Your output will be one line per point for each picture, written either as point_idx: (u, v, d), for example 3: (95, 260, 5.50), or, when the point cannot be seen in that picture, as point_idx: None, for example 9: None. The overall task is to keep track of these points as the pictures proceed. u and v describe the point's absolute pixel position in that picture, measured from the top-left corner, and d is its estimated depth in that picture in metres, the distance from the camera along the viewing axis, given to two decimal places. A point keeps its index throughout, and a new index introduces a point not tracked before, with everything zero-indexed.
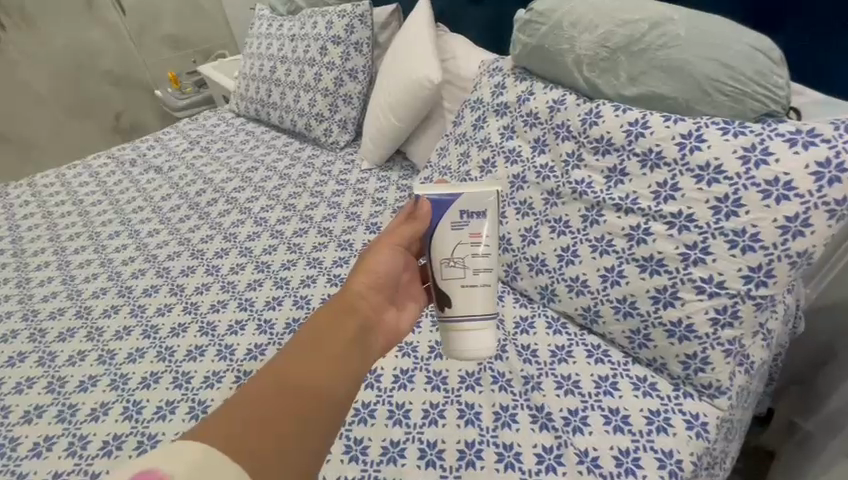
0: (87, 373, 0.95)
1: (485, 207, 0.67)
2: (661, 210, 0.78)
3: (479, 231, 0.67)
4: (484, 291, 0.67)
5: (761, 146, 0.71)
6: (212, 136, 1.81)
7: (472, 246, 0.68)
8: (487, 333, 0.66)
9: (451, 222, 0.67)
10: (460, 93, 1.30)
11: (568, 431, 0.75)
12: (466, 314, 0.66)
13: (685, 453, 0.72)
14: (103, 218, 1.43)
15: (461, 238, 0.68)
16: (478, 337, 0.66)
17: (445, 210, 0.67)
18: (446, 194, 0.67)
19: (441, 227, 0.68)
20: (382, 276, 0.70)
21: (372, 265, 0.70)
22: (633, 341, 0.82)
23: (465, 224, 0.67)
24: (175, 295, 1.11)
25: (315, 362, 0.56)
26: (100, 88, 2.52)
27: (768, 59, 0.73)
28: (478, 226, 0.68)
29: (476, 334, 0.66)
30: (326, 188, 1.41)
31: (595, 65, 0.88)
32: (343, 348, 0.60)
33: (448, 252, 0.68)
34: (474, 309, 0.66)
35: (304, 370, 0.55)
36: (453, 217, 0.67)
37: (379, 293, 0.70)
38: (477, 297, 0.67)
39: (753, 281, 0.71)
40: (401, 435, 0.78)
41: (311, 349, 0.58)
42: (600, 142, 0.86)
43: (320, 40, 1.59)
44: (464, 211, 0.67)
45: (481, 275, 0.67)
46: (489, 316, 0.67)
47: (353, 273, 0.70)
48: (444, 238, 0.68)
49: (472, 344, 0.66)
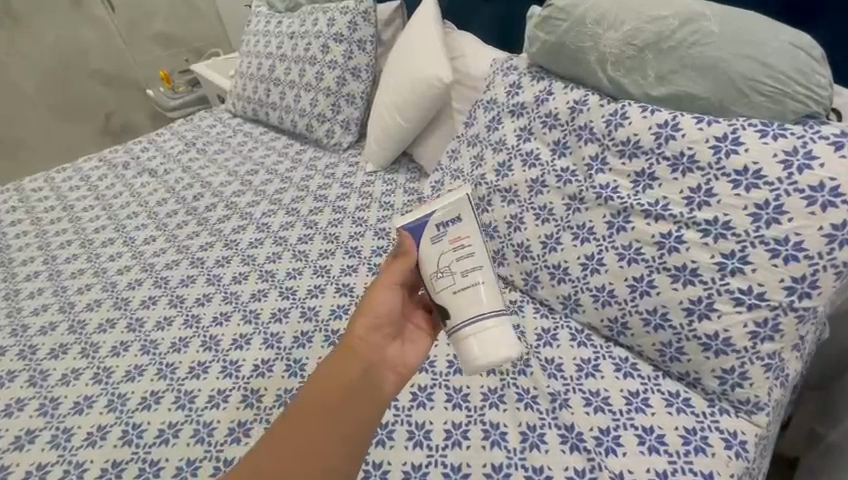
0: (82, 394, 0.89)
1: (459, 211, 0.63)
2: (695, 216, 0.74)
3: (460, 235, 0.62)
4: (480, 291, 0.61)
5: (803, 150, 0.68)
6: (208, 137, 1.75)
7: (456, 252, 0.62)
8: (498, 330, 0.59)
9: (429, 239, 0.62)
10: (471, 93, 1.25)
11: (600, 453, 0.70)
12: (468, 318, 0.60)
13: (726, 474, 0.68)
14: (95, 224, 1.37)
15: (442, 250, 0.62)
16: (486, 339, 0.59)
17: (422, 230, 0.62)
18: (416, 216, 0.63)
19: (422, 246, 0.62)
20: (384, 311, 0.63)
21: (371, 307, 0.63)
22: (664, 354, 0.77)
23: (443, 235, 0.62)
24: (176, 307, 1.05)
25: (322, 403, 0.54)
26: (90, 88, 2.43)
27: (809, 57, 0.70)
28: (458, 231, 0.62)
29: (484, 336, 0.59)
30: (330, 191, 1.36)
31: (621, 63, 0.84)
32: (350, 384, 0.57)
33: (433, 265, 0.62)
34: (475, 310, 0.60)
35: (312, 414, 0.54)
36: (429, 232, 0.62)
37: (383, 329, 0.63)
38: (474, 298, 0.60)
39: (796, 292, 0.68)
40: (423, 459, 0.73)
41: (317, 389, 0.56)
42: (627, 144, 0.82)
43: (321, 37, 1.53)
44: (440, 223, 0.62)
45: (472, 275, 0.61)
46: (494, 313, 0.60)
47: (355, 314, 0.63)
48: (428, 256, 0.62)
49: (482, 349, 0.59)
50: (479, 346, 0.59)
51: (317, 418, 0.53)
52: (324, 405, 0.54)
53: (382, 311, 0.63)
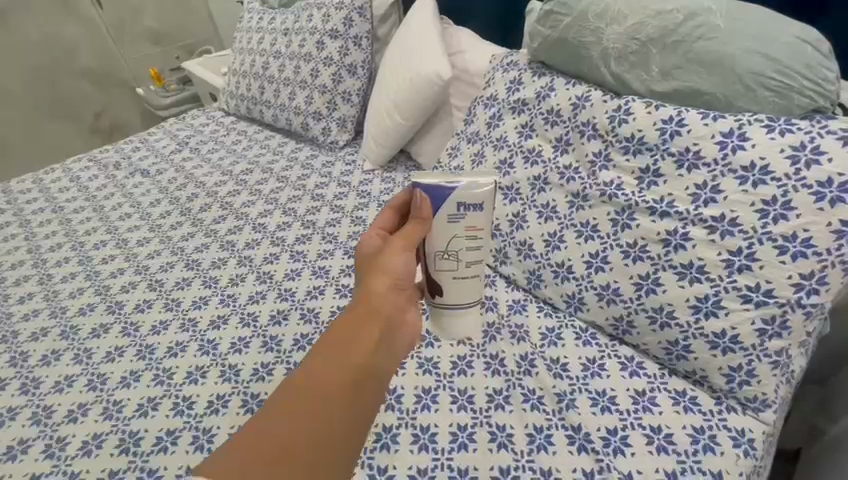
0: (77, 401, 0.87)
1: (484, 198, 0.62)
2: (701, 214, 0.73)
3: (476, 224, 0.63)
4: (474, 282, 0.66)
5: (811, 145, 0.68)
6: (201, 136, 1.72)
7: (466, 240, 0.63)
8: (470, 317, 0.68)
9: (447, 214, 0.62)
10: (470, 90, 1.25)
11: (609, 453, 0.69)
12: (452, 304, 0.67)
13: (735, 473, 0.67)
14: (87, 226, 1.34)
15: (456, 231, 0.63)
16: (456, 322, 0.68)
17: (442, 202, 0.61)
18: (443, 183, 0.61)
19: (438, 218, 0.62)
20: (397, 272, 0.59)
21: (390, 268, 0.58)
22: (671, 352, 0.76)
23: (462, 217, 0.62)
24: (171, 310, 1.02)
25: (336, 374, 0.48)
26: (76, 87, 2.38)
27: (816, 52, 0.70)
28: (475, 220, 0.62)
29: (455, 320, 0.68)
30: (328, 190, 1.34)
31: (624, 59, 0.83)
32: (366, 350, 0.51)
33: (444, 244, 0.63)
34: (459, 300, 0.66)
35: (324, 385, 0.47)
36: (450, 210, 0.62)
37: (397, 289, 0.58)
38: (466, 285, 0.66)
39: (804, 289, 0.67)
40: (429, 463, 0.72)
41: (327, 358, 0.49)
42: (631, 141, 0.81)
43: (316, 34, 1.50)
44: (462, 203, 0.61)
45: (473, 267, 0.65)
46: (470, 305, 0.67)
47: (371, 273, 0.58)
48: (438, 231, 0.63)
49: (452, 327, 0.68)
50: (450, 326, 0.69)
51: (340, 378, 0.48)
52: (338, 374, 0.48)
53: (396, 271, 0.59)
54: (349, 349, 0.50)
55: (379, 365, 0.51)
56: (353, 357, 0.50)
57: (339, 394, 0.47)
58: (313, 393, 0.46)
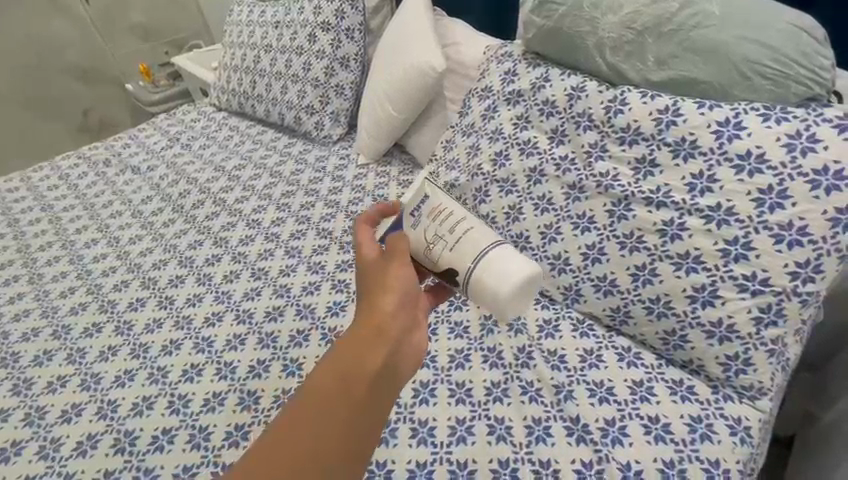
0: (70, 401, 0.86)
1: (425, 190, 0.68)
2: (698, 204, 0.73)
3: (435, 206, 0.66)
4: (470, 237, 0.63)
5: (806, 133, 0.68)
6: (193, 132, 1.69)
7: (438, 218, 0.65)
8: (505, 254, 0.62)
9: (409, 224, 0.67)
10: (465, 81, 1.23)
11: (607, 444, 0.69)
12: (476, 259, 0.62)
13: (733, 462, 0.67)
14: (77, 224, 1.31)
15: (425, 224, 0.66)
16: (498, 269, 0.60)
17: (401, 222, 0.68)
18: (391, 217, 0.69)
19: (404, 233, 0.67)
20: (407, 273, 0.55)
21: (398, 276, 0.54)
22: (668, 342, 0.76)
23: (421, 214, 0.66)
24: (165, 308, 1.01)
25: (340, 378, 0.45)
26: (65, 84, 2.34)
27: (811, 40, 0.69)
28: (431, 205, 0.67)
29: (495, 267, 0.61)
30: (322, 185, 1.32)
31: (620, 48, 0.82)
32: (372, 354, 0.47)
33: (424, 240, 0.65)
34: (477, 249, 0.62)
35: (328, 391, 0.44)
36: (408, 220, 0.67)
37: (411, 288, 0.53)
38: (469, 249, 0.62)
39: (800, 277, 0.68)
40: (428, 457, 0.72)
41: (332, 361, 0.46)
42: (627, 132, 0.81)
43: (308, 26, 1.49)
44: (412, 209, 0.67)
45: (459, 229, 0.64)
46: (494, 244, 0.62)
47: (379, 282, 0.54)
48: (414, 236, 0.66)
49: (499, 277, 0.60)
50: (497, 276, 0.60)
51: (343, 389, 0.44)
52: (343, 379, 0.45)
53: (406, 274, 0.55)
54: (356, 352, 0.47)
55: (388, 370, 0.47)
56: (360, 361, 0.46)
57: (343, 400, 0.44)
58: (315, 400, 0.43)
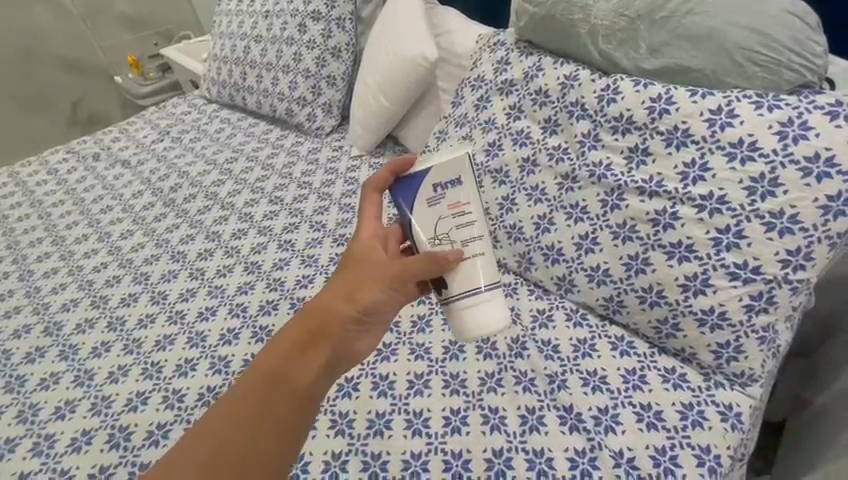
0: (64, 398, 0.86)
1: (459, 172, 0.63)
2: (691, 193, 0.73)
3: (459, 200, 0.62)
4: (480, 263, 0.62)
5: (798, 121, 0.67)
6: (183, 125, 1.67)
7: (455, 218, 0.62)
8: (491, 305, 0.61)
9: (426, 204, 0.63)
10: (458, 71, 1.21)
11: (600, 432, 0.70)
12: (467, 289, 0.61)
13: (723, 447, 0.68)
14: (67, 220, 1.30)
15: (441, 212, 0.62)
16: (480, 313, 0.61)
17: (420, 189, 0.63)
18: (421, 168, 0.63)
19: (417, 207, 0.63)
20: (376, 272, 0.57)
21: (375, 280, 0.56)
22: (660, 331, 0.76)
23: (442, 198, 0.62)
24: (158, 304, 1.00)
25: (285, 366, 0.50)
26: (51, 76, 2.29)
27: (803, 25, 0.70)
28: (457, 197, 0.62)
29: (478, 310, 0.61)
30: (314, 178, 1.31)
31: (613, 36, 0.82)
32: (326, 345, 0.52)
33: (431, 230, 0.62)
34: (474, 283, 0.61)
35: (280, 372, 0.49)
36: (428, 193, 0.63)
37: (376, 293, 0.55)
38: (471, 270, 0.61)
39: (791, 265, 0.68)
40: (422, 447, 0.72)
41: (291, 345, 0.51)
42: (619, 120, 0.80)
43: (298, 16, 1.47)
44: (438, 184, 0.63)
45: (472, 245, 0.62)
46: (491, 287, 0.62)
47: (358, 280, 0.56)
48: (424, 217, 0.62)
49: (476, 320, 0.61)
50: (480, 317, 0.61)
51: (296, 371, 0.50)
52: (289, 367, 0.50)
53: (373, 272, 0.57)
54: (302, 342, 0.51)
55: (331, 366, 0.52)
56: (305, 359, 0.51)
57: (286, 390, 0.49)
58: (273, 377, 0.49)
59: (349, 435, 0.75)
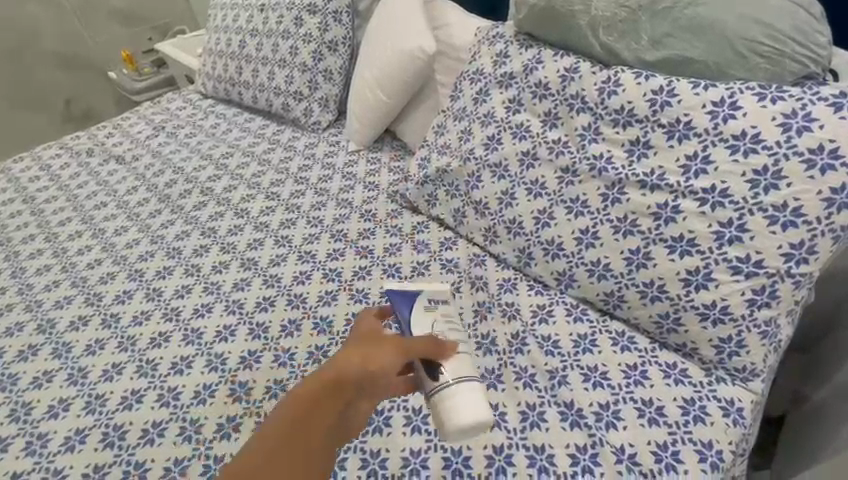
0: (57, 396, 0.84)
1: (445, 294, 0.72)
2: (692, 186, 0.72)
3: (448, 315, 0.69)
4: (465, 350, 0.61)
5: (802, 112, 0.66)
6: (178, 120, 1.65)
7: (445, 325, 0.67)
8: (473, 397, 0.56)
9: (422, 308, 0.68)
10: (456, 65, 1.19)
11: (601, 428, 0.69)
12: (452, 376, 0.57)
13: (725, 443, 0.67)
14: (60, 216, 1.28)
15: (434, 320, 0.67)
16: (462, 401, 0.56)
17: (413, 301, 0.69)
18: (413, 287, 0.72)
19: (412, 313, 0.68)
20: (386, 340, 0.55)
21: (385, 346, 0.54)
22: (661, 326, 0.76)
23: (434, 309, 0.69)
24: (153, 301, 0.99)
25: (301, 424, 0.47)
26: (44, 70, 2.26)
27: (807, 16, 0.69)
28: (445, 312, 0.70)
29: (459, 399, 0.56)
30: (311, 173, 1.29)
31: (614, 27, 0.81)
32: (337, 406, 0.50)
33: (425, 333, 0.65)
34: (458, 370, 0.58)
35: (295, 431, 0.47)
36: (421, 302, 0.69)
37: (389, 355, 0.53)
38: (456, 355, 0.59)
39: (794, 258, 0.67)
40: (422, 445, 0.71)
41: (305, 404, 0.48)
42: (620, 113, 0.79)
43: (294, 9, 1.45)
44: (431, 298, 0.70)
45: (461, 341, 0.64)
46: (473, 377, 0.58)
47: (369, 346, 0.54)
48: (420, 323, 0.67)
49: (457, 410, 0.55)
50: (461, 407, 0.55)
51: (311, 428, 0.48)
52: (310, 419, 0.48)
53: (383, 340, 0.55)
54: (317, 397, 0.49)
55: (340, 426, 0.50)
56: (316, 418, 0.48)
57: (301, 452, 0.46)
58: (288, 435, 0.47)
59: None
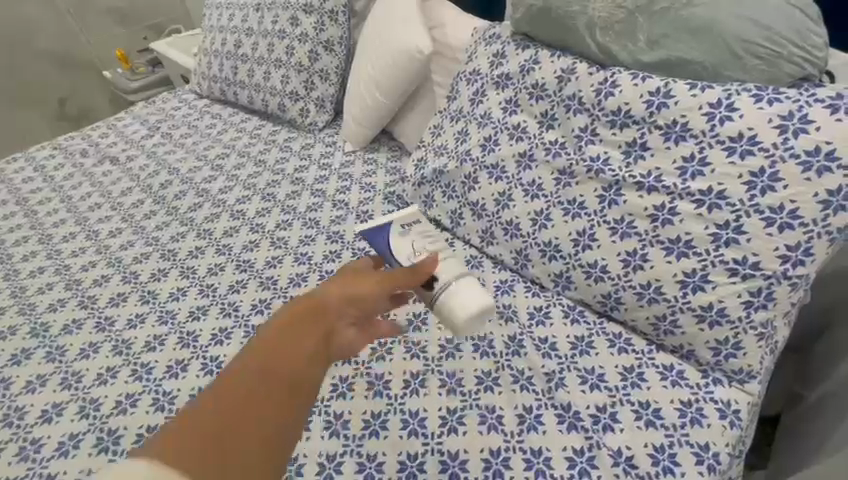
0: (50, 401, 0.84)
1: (415, 218, 0.79)
2: (689, 188, 0.72)
3: (424, 231, 0.77)
4: (449, 257, 0.69)
5: (799, 114, 0.66)
6: (173, 120, 1.64)
7: (427, 242, 0.74)
8: (470, 289, 0.65)
9: (397, 233, 0.75)
10: (452, 65, 1.19)
11: (598, 430, 0.69)
12: (445, 280, 0.65)
13: (722, 445, 0.67)
14: (54, 218, 1.27)
15: (413, 239, 0.74)
16: (461, 296, 0.64)
17: (387, 229, 0.76)
18: (384, 220, 0.77)
19: (392, 240, 0.74)
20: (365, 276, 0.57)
21: (366, 279, 0.56)
22: (658, 328, 0.76)
23: (408, 230, 0.75)
24: (148, 303, 0.98)
25: (287, 348, 0.45)
26: (39, 69, 2.24)
27: (804, 17, 0.68)
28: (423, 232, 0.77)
29: (458, 294, 0.64)
30: (308, 174, 1.28)
31: (611, 28, 0.80)
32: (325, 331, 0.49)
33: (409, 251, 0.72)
34: (448, 273, 0.66)
35: (281, 358, 0.44)
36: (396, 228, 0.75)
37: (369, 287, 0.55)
38: (444, 264, 0.67)
39: (791, 260, 0.67)
40: (419, 448, 0.71)
41: (288, 332, 0.47)
42: (617, 115, 0.79)
43: (290, 9, 1.44)
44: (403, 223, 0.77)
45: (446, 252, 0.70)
46: (463, 274, 0.66)
47: (348, 280, 0.55)
48: (401, 246, 0.73)
49: (461, 303, 0.64)
50: (462, 300, 0.64)
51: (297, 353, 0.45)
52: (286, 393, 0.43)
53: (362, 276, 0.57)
54: (297, 326, 0.48)
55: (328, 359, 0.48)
56: (303, 341, 0.47)
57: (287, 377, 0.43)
58: (273, 362, 0.44)
59: (343, 436, 0.74)
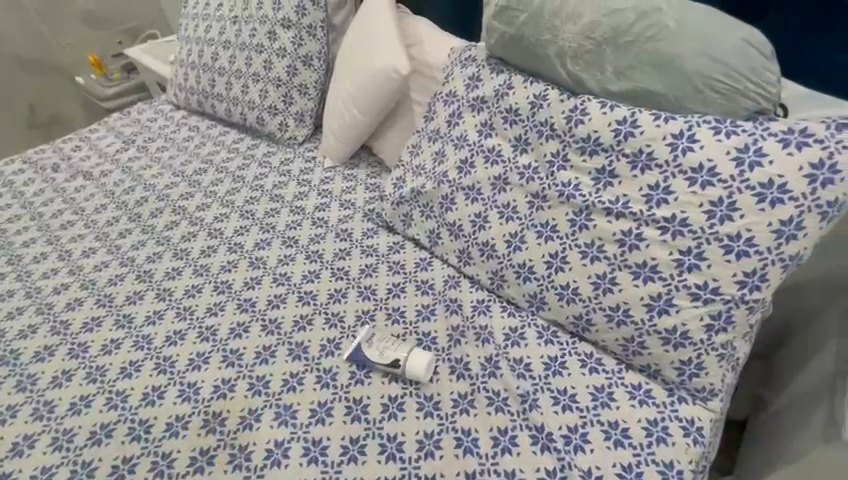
0: (22, 432, 0.82)
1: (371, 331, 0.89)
2: (654, 215, 0.75)
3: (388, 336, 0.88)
4: (405, 350, 0.83)
5: (754, 147, 0.70)
6: (149, 133, 1.61)
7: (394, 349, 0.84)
8: (419, 353, 0.83)
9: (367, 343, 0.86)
10: (430, 83, 1.21)
11: (569, 451, 0.72)
12: (406, 360, 0.82)
13: (685, 462, 0.70)
14: (24, 237, 1.24)
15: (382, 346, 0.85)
16: (419, 363, 0.82)
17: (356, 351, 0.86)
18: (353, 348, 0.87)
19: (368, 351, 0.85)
20: None
21: None
22: (627, 348, 0.78)
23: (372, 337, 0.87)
24: (123, 328, 0.97)
25: None
26: (7, 76, 2.17)
27: (761, 54, 0.70)
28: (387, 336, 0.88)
29: (419, 363, 0.82)
30: (286, 190, 1.28)
31: (580, 58, 0.82)
32: None
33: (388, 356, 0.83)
34: (405, 354, 0.83)
35: None
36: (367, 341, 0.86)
37: None
38: (404, 348, 0.84)
39: (748, 285, 0.71)
40: (396, 472, 0.73)
41: None
42: (587, 142, 0.82)
43: (268, 23, 1.43)
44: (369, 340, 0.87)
45: (403, 350, 0.83)
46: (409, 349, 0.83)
47: None
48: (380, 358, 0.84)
49: (421, 364, 0.81)
50: (421, 363, 0.82)
51: None
52: None
53: None
54: None
55: None
56: None
57: None
58: None
59: (322, 462, 0.75)
